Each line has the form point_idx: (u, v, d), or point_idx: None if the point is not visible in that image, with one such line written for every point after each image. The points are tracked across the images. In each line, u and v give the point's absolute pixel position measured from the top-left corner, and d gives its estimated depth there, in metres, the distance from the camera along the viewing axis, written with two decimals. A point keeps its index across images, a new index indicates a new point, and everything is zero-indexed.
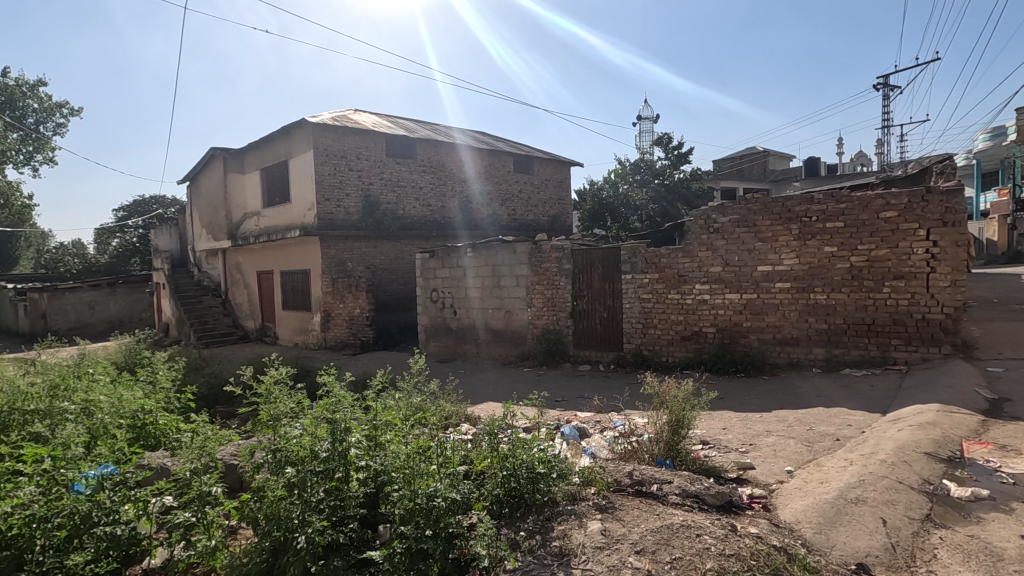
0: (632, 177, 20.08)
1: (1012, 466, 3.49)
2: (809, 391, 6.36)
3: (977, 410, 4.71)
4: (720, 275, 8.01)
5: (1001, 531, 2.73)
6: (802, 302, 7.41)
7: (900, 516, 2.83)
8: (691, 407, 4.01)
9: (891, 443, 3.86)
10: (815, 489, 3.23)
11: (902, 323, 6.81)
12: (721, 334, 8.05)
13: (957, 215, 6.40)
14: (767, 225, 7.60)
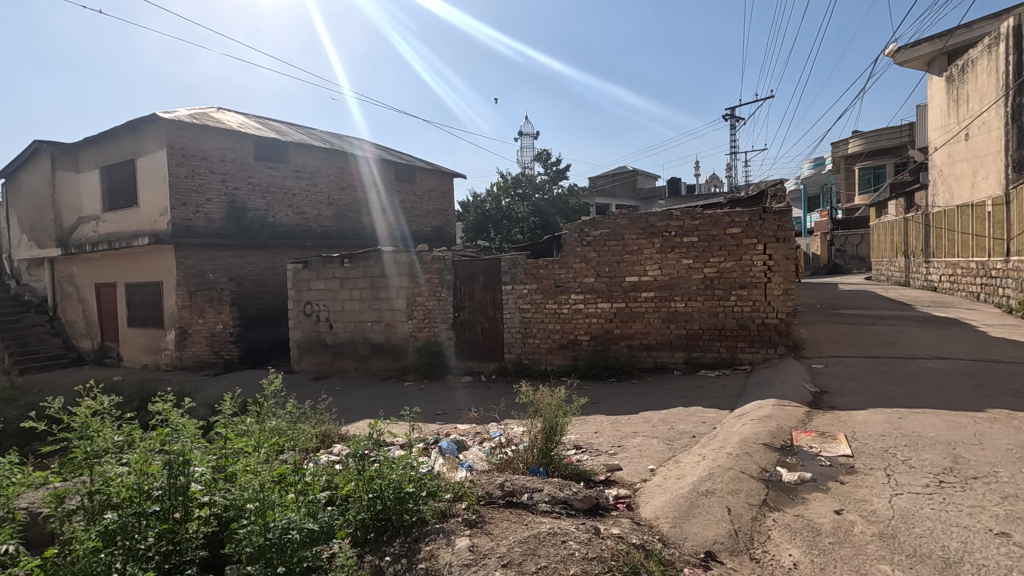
0: (514, 190, 20.61)
1: (829, 450, 4.03)
2: (671, 392, 6.88)
3: (804, 402, 5.39)
4: (593, 285, 8.44)
5: (820, 509, 3.13)
6: (665, 310, 8.04)
7: (741, 503, 3.13)
8: (564, 414, 4.14)
9: (736, 437, 4.27)
10: (672, 485, 3.48)
11: (746, 327, 7.64)
12: (595, 341, 8.47)
13: (787, 232, 7.36)
14: (634, 239, 8.16)
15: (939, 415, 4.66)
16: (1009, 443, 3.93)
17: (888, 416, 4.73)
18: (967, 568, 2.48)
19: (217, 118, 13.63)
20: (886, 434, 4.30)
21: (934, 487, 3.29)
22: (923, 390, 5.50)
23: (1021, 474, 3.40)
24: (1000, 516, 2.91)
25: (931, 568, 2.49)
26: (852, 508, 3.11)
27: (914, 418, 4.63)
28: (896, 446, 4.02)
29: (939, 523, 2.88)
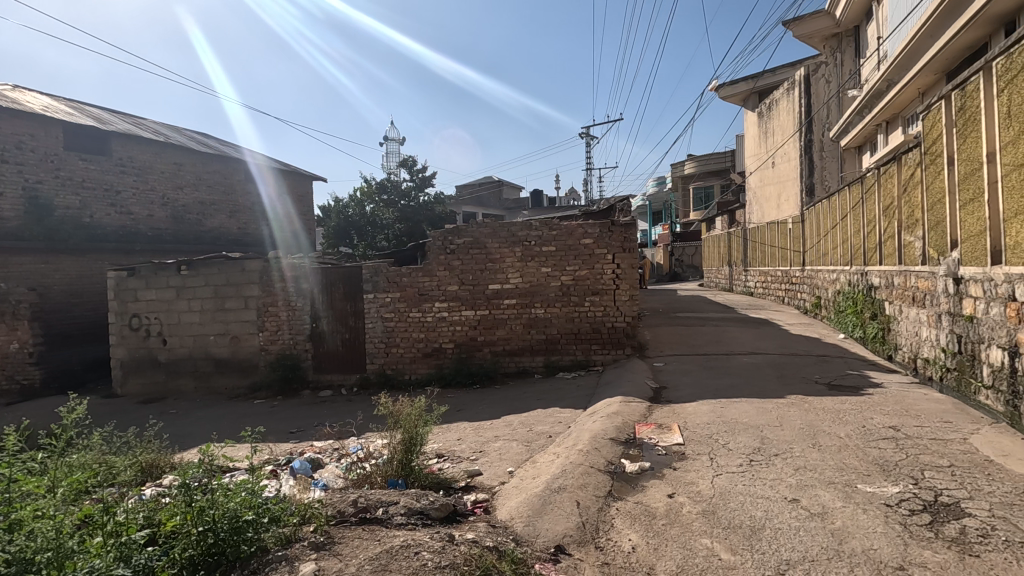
0: (378, 196, 19.97)
1: (666, 440, 4.48)
2: (531, 395, 7.16)
3: (647, 397, 5.94)
4: (457, 293, 8.50)
5: (655, 494, 3.46)
6: (526, 316, 8.35)
7: (589, 496, 3.36)
8: (424, 423, 4.10)
9: (587, 434, 4.57)
10: (528, 485, 3.62)
11: (598, 331, 8.21)
12: (459, 348, 8.52)
13: (633, 243, 8.07)
14: (497, 248, 8.37)
15: (751, 402, 5.43)
16: (801, 422, 4.70)
17: (712, 406, 5.40)
18: (768, 532, 2.90)
19: (13, 98, 11.49)
20: (710, 422, 4.90)
21: (746, 465, 3.82)
22: (740, 382, 6.35)
23: (809, 448, 4.09)
24: (792, 485, 3.47)
25: (741, 536, 2.88)
26: (681, 490, 3.49)
27: (732, 406, 5.33)
28: (717, 432, 4.60)
29: (748, 496, 3.34)
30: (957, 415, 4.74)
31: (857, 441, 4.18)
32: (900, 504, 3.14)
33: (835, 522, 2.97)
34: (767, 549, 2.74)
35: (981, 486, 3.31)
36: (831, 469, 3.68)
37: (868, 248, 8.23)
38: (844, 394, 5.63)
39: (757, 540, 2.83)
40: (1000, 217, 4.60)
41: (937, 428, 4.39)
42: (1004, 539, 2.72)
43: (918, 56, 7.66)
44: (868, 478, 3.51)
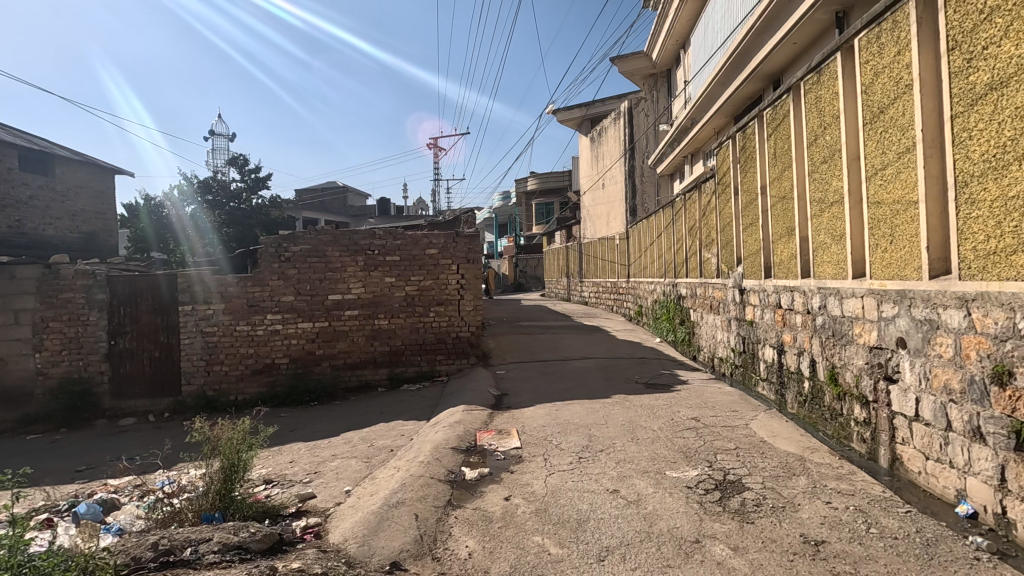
0: (201, 197, 17.78)
1: (504, 445, 4.65)
2: (373, 409, 6.92)
3: (488, 405, 6.09)
4: (292, 304, 7.91)
5: (493, 499, 3.56)
6: (368, 328, 8.07)
7: (428, 508, 3.34)
8: (248, 447, 3.74)
9: (428, 445, 4.55)
10: (365, 503, 3.49)
11: (443, 341, 8.24)
12: (295, 364, 7.92)
13: (476, 254, 8.28)
14: (337, 257, 7.99)
15: (582, 404, 5.86)
16: (623, 420, 5.19)
17: (548, 409, 5.73)
18: (592, 523, 3.15)
19: None
20: (546, 424, 5.19)
21: (575, 463, 4.12)
22: (573, 385, 6.83)
23: (628, 442, 4.54)
24: (614, 476, 3.82)
25: (569, 529, 3.09)
26: (517, 492, 3.65)
27: (566, 409, 5.71)
28: (551, 433, 4.89)
29: (576, 491, 3.60)
30: (742, 404, 5.62)
31: (667, 433, 4.74)
32: (698, 485, 3.62)
33: (647, 507, 3.32)
34: (590, 539, 2.98)
35: (757, 463, 3.96)
36: (645, 459, 4.13)
37: (677, 262, 9.43)
38: (659, 391, 6.35)
39: (583, 532, 3.05)
40: (770, 239, 5.60)
41: (727, 417, 5.16)
42: (772, 505, 3.30)
43: (713, 101, 9.04)
44: (674, 464, 4.00)
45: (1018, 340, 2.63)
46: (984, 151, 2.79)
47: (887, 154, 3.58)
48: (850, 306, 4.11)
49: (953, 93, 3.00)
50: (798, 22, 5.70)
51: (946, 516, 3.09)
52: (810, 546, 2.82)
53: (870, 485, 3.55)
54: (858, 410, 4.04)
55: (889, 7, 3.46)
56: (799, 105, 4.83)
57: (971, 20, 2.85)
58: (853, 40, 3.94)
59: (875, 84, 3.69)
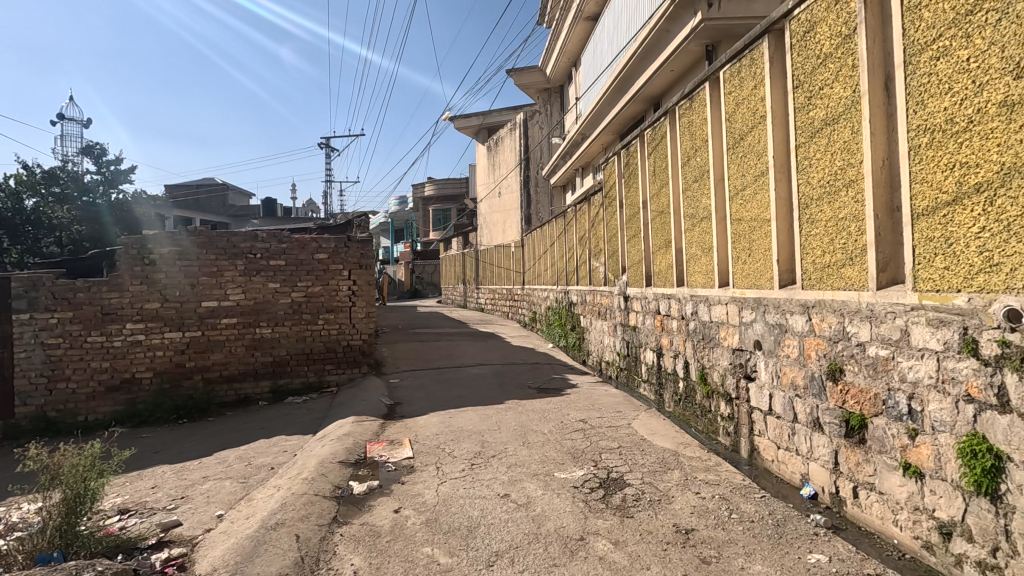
0: (44, 189, 15.83)
1: (395, 455, 4.54)
2: (252, 425, 6.43)
3: (380, 415, 5.92)
4: (158, 312, 7.15)
5: (382, 512, 3.46)
6: (249, 337, 7.51)
7: (310, 527, 3.17)
8: (97, 475, 3.30)
9: (313, 460, 4.32)
10: (238, 527, 3.24)
11: (333, 350, 7.88)
12: (160, 378, 7.15)
13: (369, 260, 8.03)
14: (212, 260, 7.36)
15: (475, 410, 5.89)
16: (515, 424, 5.29)
17: (441, 417, 5.68)
18: (482, 529, 3.17)
19: None
20: (438, 432, 5.14)
21: (467, 470, 4.12)
22: (467, 392, 6.84)
23: (519, 446, 4.64)
24: (505, 481, 3.87)
25: (459, 537, 3.08)
26: (407, 503, 3.58)
27: (459, 416, 5.70)
28: (444, 441, 4.86)
29: (467, 498, 3.60)
30: (625, 405, 5.96)
31: (556, 435, 4.90)
32: (584, 485, 3.78)
33: (536, 509, 3.40)
34: (480, 545, 2.99)
35: (637, 460, 4.21)
36: (535, 462, 4.23)
37: (569, 271, 9.82)
38: (550, 395, 6.55)
39: (472, 538, 3.06)
40: (650, 250, 6.03)
41: (612, 417, 5.45)
42: (649, 499, 3.53)
43: (601, 119, 9.57)
44: (562, 466, 4.14)
45: (847, 341, 3.05)
46: (821, 178, 3.21)
47: (746, 176, 4.01)
48: (716, 312, 4.53)
49: (797, 125, 3.44)
50: (675, 52, 6.23)
51: (793, 498, 3.50)
52: (681, 535, 3.05)
53: (732, 475, 3.92)
54: (724, 407, 4.45)
55: (747, 46, 3.90)
56: (674, 128, 5.27)
57: (810, 63, 3.28)
58: (718, 72, 4.37)
59: (737, 113, 4.12)
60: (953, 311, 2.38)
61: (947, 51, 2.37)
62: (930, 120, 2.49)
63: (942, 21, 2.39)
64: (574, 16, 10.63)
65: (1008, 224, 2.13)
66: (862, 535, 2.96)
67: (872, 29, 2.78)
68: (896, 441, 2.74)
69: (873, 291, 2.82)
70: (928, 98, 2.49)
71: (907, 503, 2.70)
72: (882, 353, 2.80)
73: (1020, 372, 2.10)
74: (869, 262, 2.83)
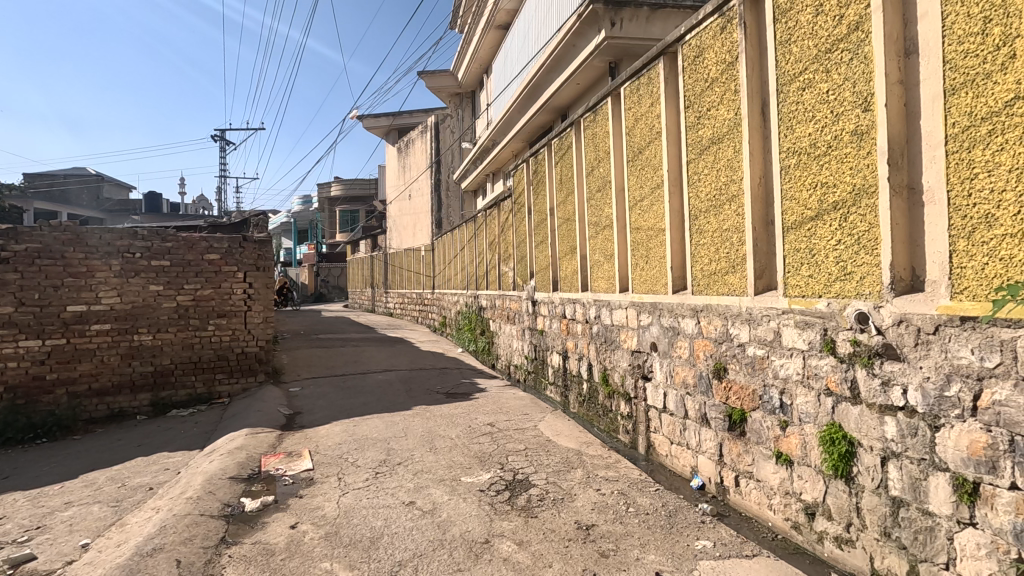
0: None
1: (293, 468, 4.30)
2: (127, 442, 5.81)
3: (277, 426, 5.57)
4: (10, 318, 6.28)
5: (277, 529, 3.27)
6: (125, 345, 6.80)
7: (194, 550, 2.93)
8: None
9: (199, 477, 3.98)
10: (108, 556, 2.92)
11: (224, 358, 7.32)
12: (13, 393, 6.27)
13: (267, 261, 7.57)
14: (80, 260, 6.59)
15: (381, 418, 5.73)
16: (421, 431, 5.20)
17: (344, 426, 5.47)
18: (385, 539, 3.09)
19: None
20: (341, 442, 4.94)
21: (371, 479, 4.00)
22: (372, 399, 6.64)
23: (426, 452, 4.57)
24: (410, 489, 3.80)
25: (360, 549, 2.97)
26: (305, 518, 3.40)
27: (364, 424, 5.53)
28: (346, 450, 4.68)
29: (370, 509, 3.49)
30: (532, 407, 6.07)
31: (464, 440, 4.89)
32: (490, 488, 3.80)
33: (441, 515, 3.37)
34: (382, 555, 2.91)
35: (542, 461, 4.30)
36: (442, 468, 4.19)
37: (478, 275, 9.86)
38: (458, 400, 6.52)
39: (374, 550, 2.97)
40: (557, 256, 6.20)
41: (519, 420, 5.52)
42: (553, 498, 3.62)
43: (511, 126, 9.73)
44: (469, 470, 4.14)
45: (730, 342, 3.32)
46: (709, 192, 3.48)
47: (644, 188, 4.25)
48: (617, 316, 4.75)
49: (688, 142, 3.70)
50: (580, 65, 6.49)
51: (683, 490, 3.75)
52: (582, 531, 3.16)
53: (630, 471, 4.12)
54: (624, 406, 4.68)
55: (645, 65, 4.14)
56: (580, 138, 5.46)
57: (699, 85, 3.55)
58: (619, 88, 4.61)
59: (636, 128, 4.36)
60: (816, 314, 2.67)
61: (811, 82, 2.67)
62: (797, 144, 2.78)
63: (808, 56, 2.69)
64: (485, 23, 10.75)
65: (858, 237, 2.44)
66: (742, 520, 3.23)
67: (751, 58, 3.07)
68: (771, 432, 3.02)
69: (752, 296, 3.10)
70: (796, 124, 2.79)
71: (779, 488, 2.98)
72: (758, 353, 3.09)
73: (868, 367, 2.41)
74: (749, 270, 3.11)
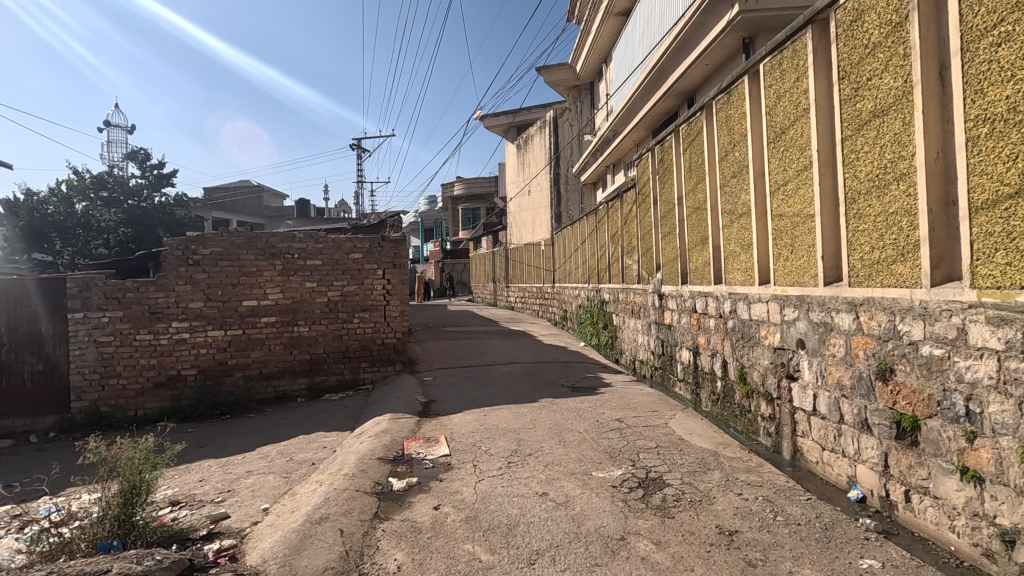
0: (94, 193, 16.49)
1: (432, 453, 4.59)
2: (291, 422, 6.58)
3: (415, 413, 5.98)
4: (201, 311, 7.39)
5: (422, 508, 3.51)
6: (287, 335, 7.70)
7: (354, 522, 3.25)
8: (151, 468, 3.47)
9: (353, 456, 4.40)
10: (285, 520, 3.34)
11: (367, 347, 8.01)
12: (203, 375, 7.38)
13: (402, 259, 8.13)
14: (252, 261, 7.57)
15: (509, 409, 5.90)
16: (550, 423, 5.28)
17: (475, 415, 5.72)
18: (522, 527, 3.18)
19: None
20: (474, 430, 5.17)
21: (504, 468, 4.14)
22: (499, 391, 6.85)
23: (556, 444, 4.63)
24: (543, 480, 3.88)
25: (499, 535, 3.10)
26: (446, 501, 3.61)
27: (493, 414, 5.73)
28: (479, 439, 4.89)
29: (506, 497, 3.62)
30: (660, 405, 5.89)
31: (593, 434, 4.87)
32: (622, 484, 3.75)
33: (575, 508, 3.40)
34: (521, 543, 3.00)
35: (676, 460, 4.16)
36: (572, 461, 4.22)
37: (600, 268, 9.74)
38: (584, 394, 6.53)
39: (513, 536, 3.07)
40: (687, 247, 5.93)
41: (648, 417, 5.39)
42: (690, 499, 3.48)
43: (633, 114, 9.44)
44: (600, 465, 4.12)
45: (898, 340, 2.95)
46: (870, 171, 3.11)
47: (788, 171, 3.91)
48: (756, 310, 4.44)
49: (842, 118, 3.34)
50: (711, 44, 6.11)
51: (839, 501, 3.41)
52: (725, 536, 3.00)
53: (775, 476, 3.83)
54: (764, 407, 4.36)
55: (789, 37, 3.80)
56: (712, 122, 5.16)
57: (858, 53, 3.18)
58: (757, 65, 4.28)
59: (778, 107, 4.02)
60: (1017, 309, 2.27)
61: (1009, 36, 2.26)
62: (990, 110, 2.38)
63: (1005, 5, 2.28)
64: (605, 12, 10.53)
65: None
66: (915, 541, 2.86)
67: (926, 16, 2.67)
68: (953, 444, 2.64)
69: (926, 288, 2.71)
70: (988, 87, 2.38)
71: (964, 509, 2.59)
72: (936, 353, 2.70)
73: None
74: (923, 258, 2.73)
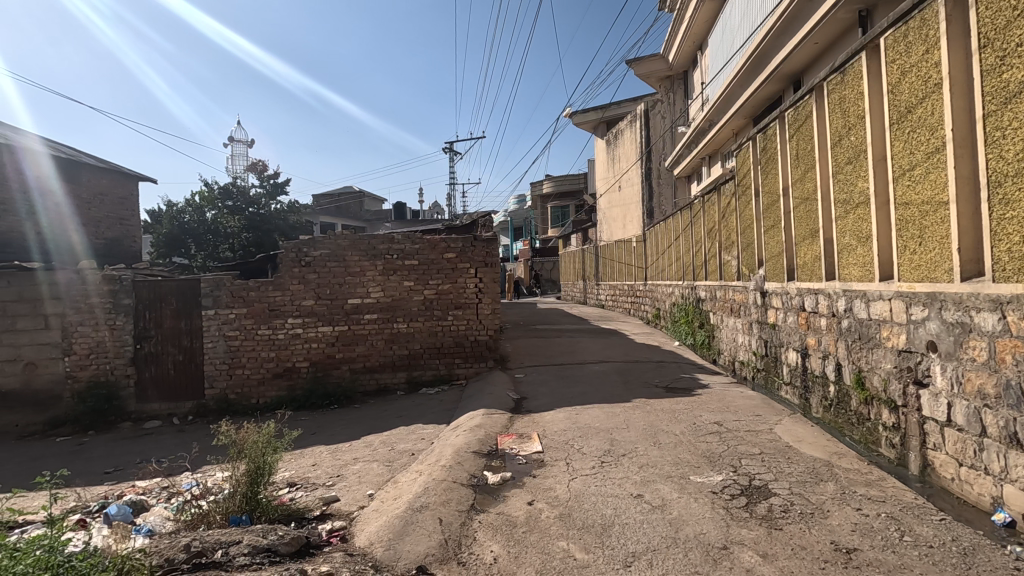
0: (221, 203, 18.32)
1: (525, 449, 4.64)
2: (391, 413, 6.95)
3: (508, 409, 6.08)
4: (312, 309, 7.99)
5: (517, 503, 3.57)
6: (387, 332, 8.13)
7: (452, 512, 3.37)
8: (272, 451, 3.82)
9: (450, 449, 4.56)
10: (389, 506, 3.53)
11: (461, 344, 8.26)
12: (314, 367, 7.99)
13: (494, 258, 8.29)
14: (355, 262, 8.07)
15: (602, 408, 5.83)
16: (644, 424, 5.15)
17: (567, 414, 5.71)
18: (617, 528, 3.13)
19: None
20: (567, 428, 5.17)
21: (597, 467, 4.10)
22: (590, 390, 6.79)
23: (650, 446, 4.51)
24: (638, 481, 3.79)
25: (594, 534, 3.07)
26: (540, 497, 3.64)
27: (585, 413, 5.69)
28: (572, 437, 4.88)
29: (600, 496, 3.58)
30: (765, 408, 5.55)
31: (690, 438, 4.68)
32: (723, 491, 3.58)
33: (672, 512, 3.29)
34: (616, 544, 2.96)
35: (783, 468, 3.90)
36: (669, 464, 4.09)
37: (696, 264, 9.34)
38: (679, 395, 6.30)
39: (608, 537, 3.04)
40: (793, 241, 5.53)
41: (751, 421, 5.10)
42: (800, 511, 3.24)
43: (732, 102, 8.95)
44: (699, 469, 3.96)
45: None
46: (1019, 151, 2.73)
47: (916, 155, 3.52)
48: (876, 309, 4.05)
49: (983, 91, 2.95)
50: (821, 21, 5.64)
51: (981, 524, 3.02)
52: (842, 554, 2.77)
53: (901, 492, 3.48)
54: (887, 415, 3.97)
55: (917, 5, 3.41)
56: (824, 105, 4.76)
57: (1004, 16, 2.79)
58: (878, 39, 3.89)
59: (903, 83, 3.63)
60: None
61: None
62: None
63: None
64: None
65: None
66: None
67: None
68: None
69: None
70: None
71: None
72: None
73: None
74: None
